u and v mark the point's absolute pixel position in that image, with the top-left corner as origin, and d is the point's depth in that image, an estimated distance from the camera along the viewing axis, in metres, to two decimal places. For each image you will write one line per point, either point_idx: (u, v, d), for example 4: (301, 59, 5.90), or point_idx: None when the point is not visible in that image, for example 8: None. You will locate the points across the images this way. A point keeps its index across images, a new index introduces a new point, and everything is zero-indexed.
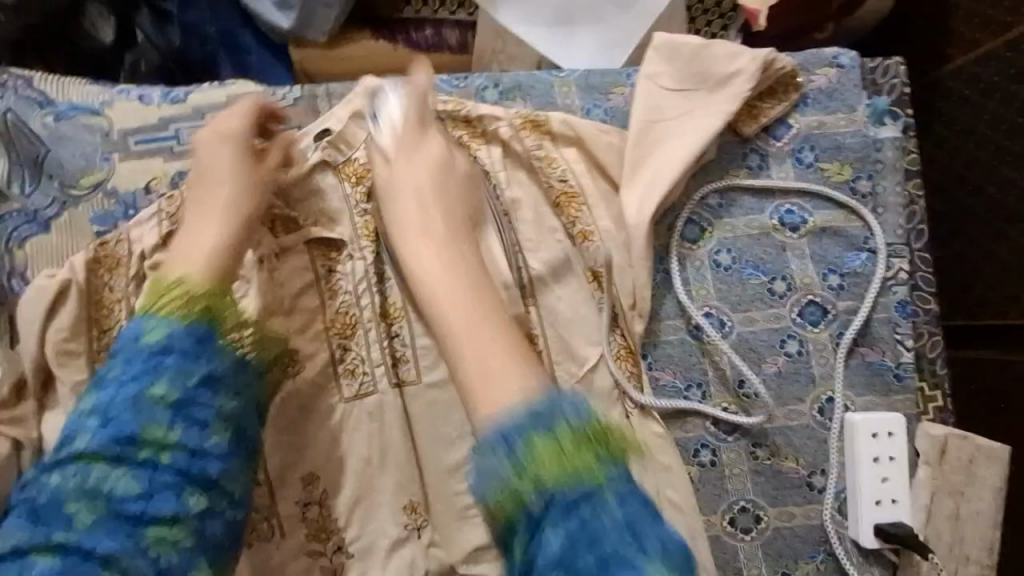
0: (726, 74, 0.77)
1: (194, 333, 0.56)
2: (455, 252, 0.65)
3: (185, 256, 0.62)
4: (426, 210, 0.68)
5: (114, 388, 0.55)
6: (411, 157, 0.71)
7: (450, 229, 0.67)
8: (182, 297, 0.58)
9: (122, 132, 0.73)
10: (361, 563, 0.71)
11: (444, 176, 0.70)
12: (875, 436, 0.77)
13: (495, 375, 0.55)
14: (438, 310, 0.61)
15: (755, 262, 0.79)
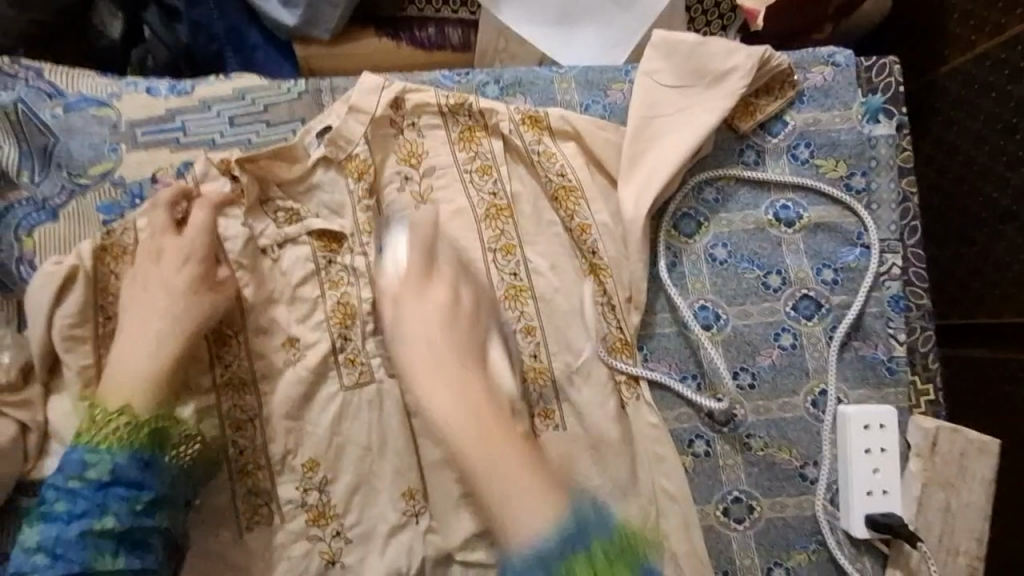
0: (722, 71, 0.78)
1: (138, 461, 0.60)
2: (476, 393, 0.59)
3: (126, 380, 0.62)
4: (446, 385, 0.59)
5: (60, 523, 0.58)
6: (416, 302, 0.63)
7: (464, 357, 0.61)
8: (126, 426, 0.60)
9: (130, 123, 0.74)
10: (360, 548, 0.73)
11: (451, 317, 0.63)
12: (867, 427, 0.78)
13: (527, 494, 0.54)
14: (465, 461, 0.57)
15: (750, 256, 0.80)
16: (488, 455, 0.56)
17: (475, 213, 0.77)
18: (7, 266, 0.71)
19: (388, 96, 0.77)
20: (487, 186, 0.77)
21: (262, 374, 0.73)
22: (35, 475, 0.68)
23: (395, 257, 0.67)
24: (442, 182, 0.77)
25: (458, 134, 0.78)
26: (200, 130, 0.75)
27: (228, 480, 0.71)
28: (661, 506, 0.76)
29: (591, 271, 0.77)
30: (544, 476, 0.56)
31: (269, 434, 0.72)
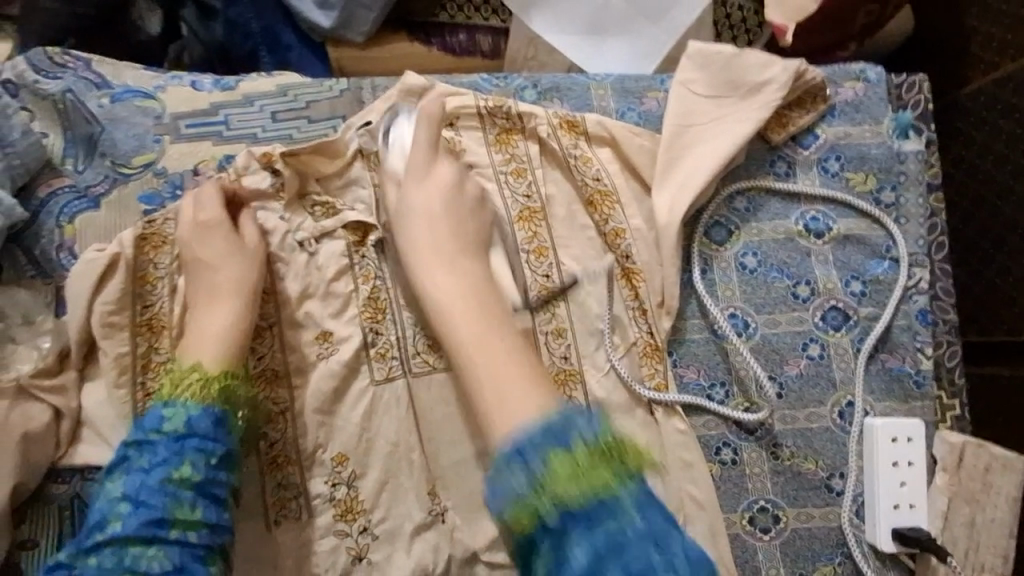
0: (757, 83, 0.79)
1: (212, 416, 0.64)
2: (466, 274, 0.70)
3: (197, 342, 0.68)
4: (442, 245, 0.72)
5: (140, 476, 0.62)
6: (423, 182, 0.74)
7: (462, 244, 0.72)
8: (199, 379, 0.65)
9: (174, 116, 0.75)
10: (386, 545, 0.72)
11: (454, 203, 0.73)
12: (894, 440, 0.78)
13: (518, 388, 0.62)
14: (451, 337, 0.67)
15: (780, 265, 0.81)
16: (475, 316, 0.68)
17: (509, 214, 0.77)
18: (48, 252, 0.71)
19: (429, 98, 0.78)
20: (521, 188, 0.78)
21: (294, 368, 0.73)
22: (67, 461, 0.69)
23: (403, 142, 0.77)
24: (478, 182, 0.78)
25: (496, 135, 0.79)
26: (242, 125, 0.76)
27: (259, 472, 0.71)
28: (687, 513, 0.76)
29: (624, 275, 0.78)
30: (536, 383, 0.63)
31: (299, 427, 0.72)
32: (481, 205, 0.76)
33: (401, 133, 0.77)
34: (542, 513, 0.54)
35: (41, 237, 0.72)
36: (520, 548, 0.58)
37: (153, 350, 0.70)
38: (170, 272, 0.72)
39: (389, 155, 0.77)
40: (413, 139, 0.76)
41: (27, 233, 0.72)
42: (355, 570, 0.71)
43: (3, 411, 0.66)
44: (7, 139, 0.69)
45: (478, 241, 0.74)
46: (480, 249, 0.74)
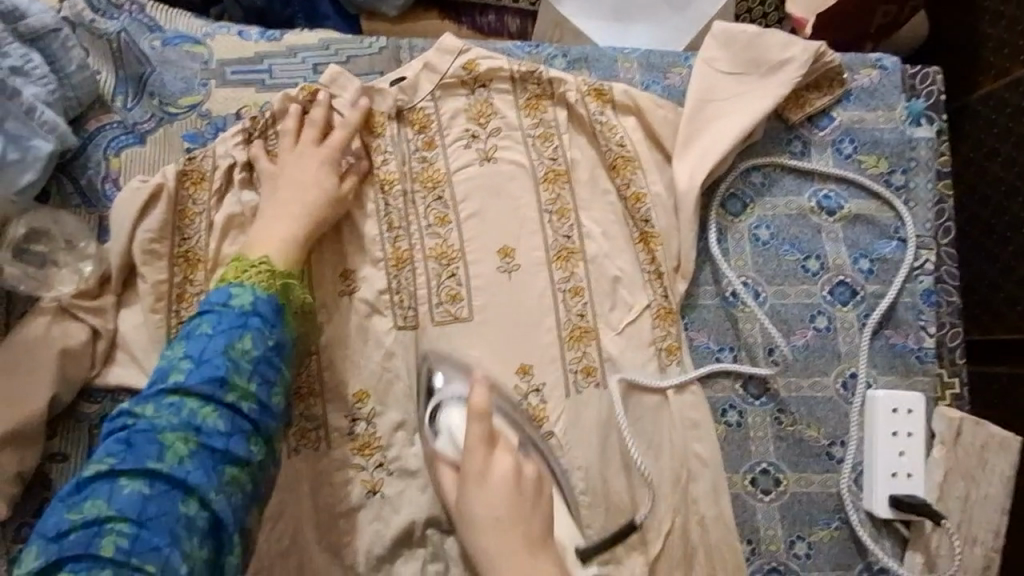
0: (778, 61, 0.83)
1: (274, 304, 0.66)
2: (540, 567, 0.61)
3: (263, 240, 0.70)
4: (513, 551, 0.61)
5: (204, 341, 0.63)
6: (479, 487, 0.64)
7: (534, 541, 0.62)
8: (266, 272, 0.67)
9: (220, 62, 0.79)
10: (398, 482, 0.74)
11: (518, 492, 0.64)
12: (895, 411, 0.81)
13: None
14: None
15: (792, 239, 0.84)
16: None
17: (535, 175, 0.81)
18: (94, 183, 0.75)
19: (464, 59, 0.81)
20: (547, 151, 0.81)
21: (322, 305, 0.76)
22: (100, 380, 0.71)
23: (451, 432, 0.70)
24: (506, 142, 0.81)
25: (527, 99, 0.82)
26: (284, 73, 0.80)
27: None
28: (692, 471, 0.78)
29: (642, 240, 0.81)
30: None
31: (324, 362, 0.76)
32: (542, 495, 0.66)
33: (451, 422, 0.70)
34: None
35: (88, 167, 0.75)
36: None
37: (187, 282, 0.73)
38: (207, 208, 0.75)
39: (437, 441, 0.70)
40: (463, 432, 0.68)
41: (75, 162, 0.75)
42: (369, 503, 0.74)
43: (44, 327, 0.70)
44: (64, 71, 0.73)
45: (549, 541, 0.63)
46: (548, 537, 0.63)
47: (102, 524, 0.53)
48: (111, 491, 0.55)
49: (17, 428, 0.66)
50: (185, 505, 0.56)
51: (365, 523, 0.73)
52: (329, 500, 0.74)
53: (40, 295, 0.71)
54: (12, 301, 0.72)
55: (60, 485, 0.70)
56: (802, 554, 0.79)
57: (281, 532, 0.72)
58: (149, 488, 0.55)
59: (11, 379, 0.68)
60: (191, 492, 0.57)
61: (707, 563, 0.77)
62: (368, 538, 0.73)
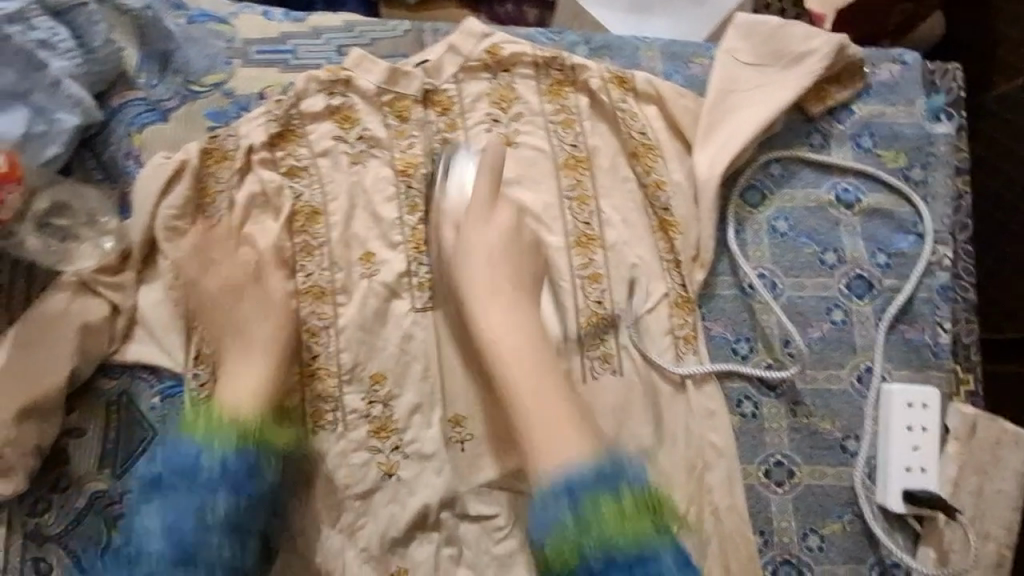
0: (800, 53, 0.83)
1: (245, 460, 0.65)
2: (519, 311, 0.73)
3: (236, 386, 0.69)
4: (507, 289, 0.74)
5: (175, 506, 0.63)
6: (483, 224, 0.75)
7: (518, 284, 0.74)
8: (238, 427, 0.66)
9: (244, 41, 0.80)
10: (413, 465, 0.74)
11: (513, 238, 0.76)
12: (909, 405, 0.81)
13: (553, 441, 0.66)
14: (510, 391, 0.69)
15: (810, 231, 0.84)
16: (529, 376, 0.69)
17: (556, 160, 0.81)
18: (116, 158, 0.75)
19: (487, 44, 0.82)
20: (568, 137, 0.81)
21: (340, 286, 0.76)
22: (118, 356, 0.71)
23: (462, 184, 0.77)
24: (528, 128, 0.81)
25: (550, 85, 0.82)
26: (309, 54, 0.80)
27: (299, 381, 0.75)
28: (706, 461, 0.78)
29: (661, 228, 0.81)
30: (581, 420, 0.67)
31: (340, 343, 0.75)
32: (534, 248, 0.77)
33: (463, 172, 0.78)
34: (584, 551, 0.61)
35: (110, 143, 0.75)
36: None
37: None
38: (229, 185, 0.75)
39: (449, 187, 0.77)
40: (474, 181, 0.77)
41: (98, 139, 0.75)
42: (384, 485, 0.74)
43: (65, 302, 0.70)
44: (90, 46, 0.73)
45: (533, 282, 0.76)
46: (533, 290, 0.75)
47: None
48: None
49: (34, 401, 0.67)
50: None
51: (380, 505, 0.73)
52: (343, 482, 0.73)
53: (63, 269, 0.71)
54: (31, 275, 0.72)
55: (79, 459, 0.70)
56: (814, 547, 0.79)
57: (293, 514, 0.72)
58: None
59: (31, 355, 0.68)
60: None
61: (720, 553, 0.77)
62: (382, 520, 0.73)
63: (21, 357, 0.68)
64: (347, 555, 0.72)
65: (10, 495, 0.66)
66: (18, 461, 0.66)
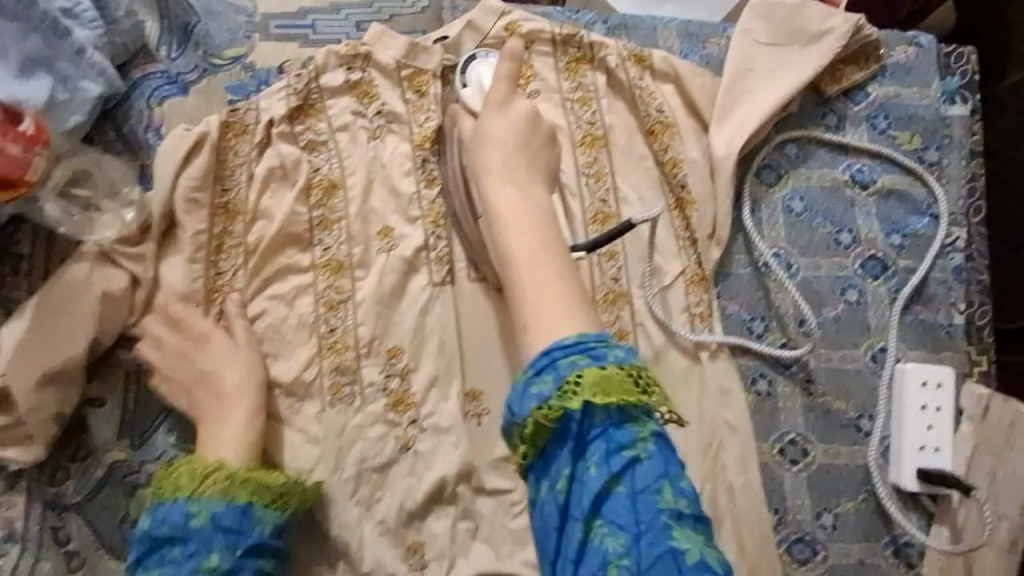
0: (817, 32, 0.83)
1: (237, 508, 0.63)
2: (529, 190, 0.69)
3: (220, 441, 0.67)
4: (515, 169, 0.69)
5: (171, 569, 0.61)
6: (498, 115, 0.72)
7: (530, 167, 0.70)
8: (224, 478, 0.64)
9: (265, 16, 0.81)
10: (430, 439, 0.74)
11: (529, 129, 0.72)
12: (925, 385, 0.81)
13: (547, 315, 0.61)
14: (509, 266, 0.65)
15: (825, 212, 0.84)
16: (531, 251, 0.64)
17: (572, 138, 0.81)
18: (136, 131, 0.75)
19: (505, 21, 0.82)
20: (585, 115, 0.82)
21: (358, 260, 0.76)
22: (138, 328, 0.71)
23: (479, 80, 0.77)
24: (546, 104, 0.81)
25: (567, 62, 0.82)
26: (328, 29, 0.81)
27: (318, 355, 0.74)
28: (722, 438, 0.79)
29: (677, 206, 0.82)
30: (579, 302, 0.62)
31: (359, 317, 0.75)
32: (551, 143, 0.73)
33: (480, 75, 0.77)
34: (567, 415, 0.56)
35: (130, 116, 0.76)
36: (526, 467, 0.59)
37: (227, 232, 0.74)
38: (248, 158, 0.75)
39: (465, 89, 0.77)
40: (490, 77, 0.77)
41: (118, 110, 0.76)
42: (401, 459, 0.74)
43: (85, 272, 0.70)
44: (112, 17, 0.74)
45: (547, 176, 0.71)
46: (546, 180, 0.71)
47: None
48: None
49: (58, 368, 0.67)
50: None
51: (396, 478, 0.73)
52: (360, 454, 0.73)
53: (83, 239, 0.71)
54: (52, 244, 0.72)
55: (97, 429, 0.70)
56: (828, 525, 0.79)
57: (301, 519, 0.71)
58: None
59: (52, 325, 0.68)
60: None
61: (735, 530, 0.77)
62: (398, 493, 0.73)
63: (41, 326, 0.68)
64: (363, 528, 0.72)
65: (28, 464, 0.66)
66: (38, 428, 0.66)
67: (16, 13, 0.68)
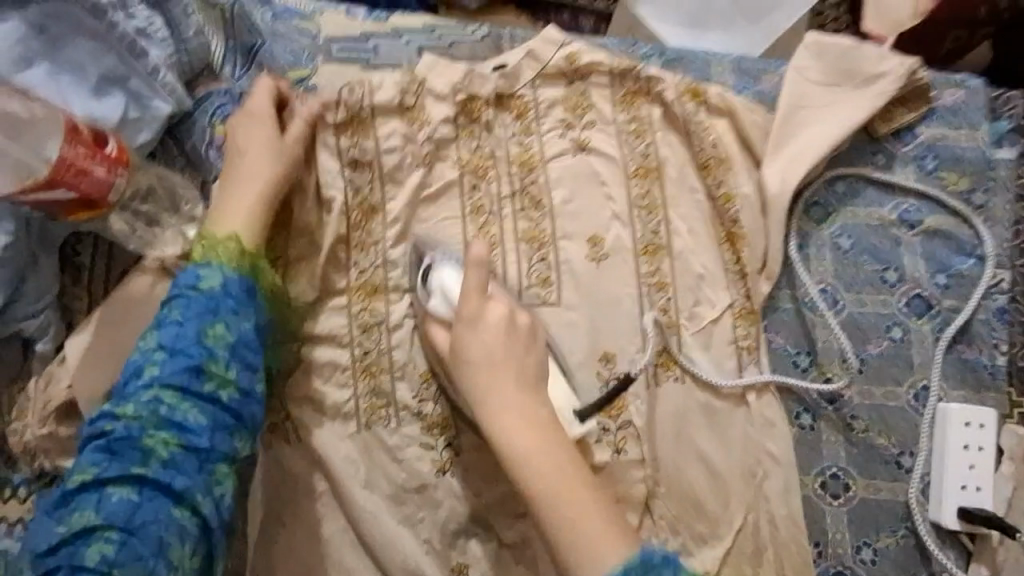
0: (872, 74, 0.85)
1: (246, 285, 0.67)
2: (533, 409, 0.66)
3: (228, 213, 0.70)
4: (505, 386, 0.67)
5: (175, 327, 0.63)
6: (477, 328, 0.69)
7: (524, 380, 0.68)
8: (234, 249, 0.67)
9: (328, 39, 0.83)
10: (476, 466, 0.75)
11: (512, 334, 0.69)
12: (967, 425, 0.81)
13: (596, 545, 0.60)
14: (534, 494, 0.63)
15: (872, 249, 0.85)
16: (561, 482, 0.63)
17: (625, 170, 0.82)
18: (198, 149, 0.75)
19: (565, 52, 0.83)
20: (639, 148, 0.83)
21: (395, 284, 0.78)
22: None
23: (443, 288, 0.73)
24: (600, 136, 0.83)
25: (625, 94, 0.84)
26: (389, 53, 0.83)
27: (352, 376, 0.76)
28: (765, 470, 0.79)
29: (727, 239, 0.83)
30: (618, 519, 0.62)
31: (395, 338, 0.77)
32: (533, 335, 0.71)
33: (445, 280, 0.73)
34: None
35: (193, 132, 0.75)
36: None
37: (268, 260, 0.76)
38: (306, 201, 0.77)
39: (431, 299, 0.73)
40: (456, 283, 0.72)
41: (181, 127, 0.75)
42: (441, 482, 0.75)
43: (149, 285, 0.71)
44: (182, 36, 0.74)
45: (538, 375, 0.69)
46: (541, 383, 0.69)
47: (91, 533, 0.55)
48: (100, 498, 0.56)
49: None
50: (175, 515, 0.58)
51: (439, 499, 0.74)
52: (404, 474, 0.74)
53: (144, 254, 0.71)
54: (112, 258, 0.73)
55: None
56: (868, 559, 0.80)
57: (340, 530, 0.73)
58: (135, 497, 0.57)
59: (119, 334, 0.69)
60: (180, 500, 0.58)
61: (777, 560, 0.77)
62: (440, 515, 0.74)
63: (109, 336, 0.69)
64: (408, 547, 0.72)
65: None
66: None
67: (97, 33, 0.68)
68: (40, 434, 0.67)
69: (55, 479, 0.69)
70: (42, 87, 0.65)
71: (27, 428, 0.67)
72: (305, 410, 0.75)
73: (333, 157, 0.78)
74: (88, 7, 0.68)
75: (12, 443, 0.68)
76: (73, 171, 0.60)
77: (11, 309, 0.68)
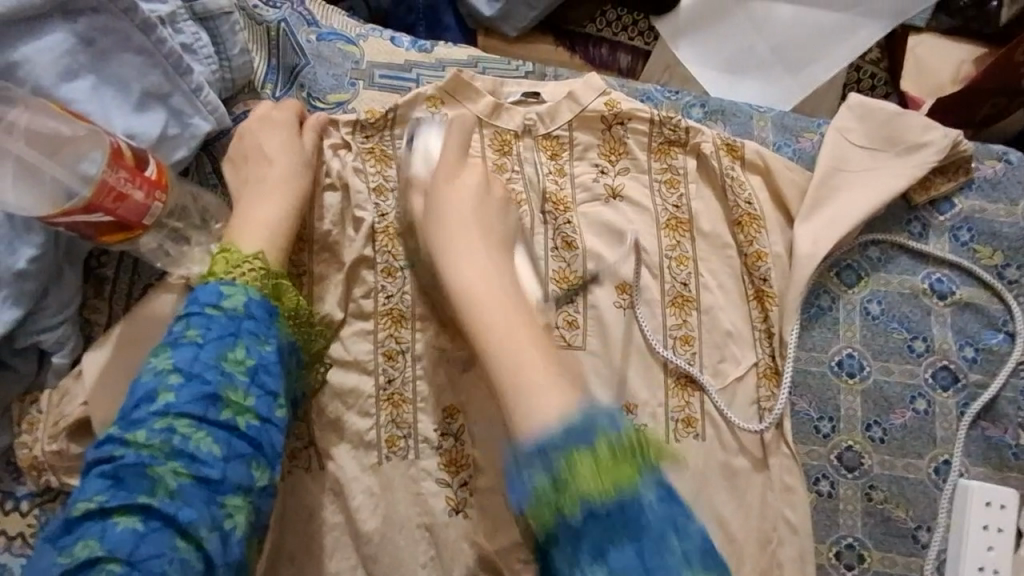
0: (917, 142, 0.84)
1: (267, 308, 0.65)
2: (496, 264, 0.68)
3: (248, 228, 0.69)
4: (470, 239, 0.69)
5: (193, 350, 0.61)
6: (450, 183, 0.73)
7: (490, 241, 0.70)
8: (258, 267, 0.66)
9: (371, 65, 0.83)
10: (487, 511, 0.73)
11: (484, 196, 0.73)
12: (988, 504, 0.79)
13: (539, 386, 0.57)
14: (483, 334, 0.63)
15: (901, 317, 0.84)
16: (507, 325, 0.62)
17: (658, 220, 0.82)
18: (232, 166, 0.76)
19: (604, 98, 0.83)
20: (672, 198, 0.83)
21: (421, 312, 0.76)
22: None
23: (427, 149, 0.77)
24: (633, 184, 0.83)
25: (662, 142, 0.83)
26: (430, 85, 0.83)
27: (375, 404, 0.75)
28: (779, 536, 0.77)
29: (756, 297, 0.82)
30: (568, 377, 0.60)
31: (417, 370, 0.76)
32: (506, 204, 0.75)
33: (429, 141, 0.77)
34: (562, 511, 0.52)
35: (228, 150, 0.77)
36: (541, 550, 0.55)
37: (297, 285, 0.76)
38: (334, 225, 0.77)
39: (413, 162, 0.77)
40: (439, 145, 0.76)
41: (217, 144, 0.77)
42: (453, 522, 0.73)
43: (171, 304, 0.69)
44: (227, 53, 0.74)
45: (504, 238, 0.71)
46: (505, 249, 0.71)
47: (93, 566, 0.52)
48: (104, 529, 0.53)
49: None
50: (179, 548, 0.54)
51: (447, 543, 0.72)
52: (413, 515, 0.73)
53: (169, 271, 0.70)
54: (137, 273, 0.72)
55: None
56: None
57: (344, 568, 0.72)
58: (140, 528, 0.53)
59: (138, 351, 0.68)
60: (186, 533, 0.55)
61: None
62: (446, 560, 0.72)
63: (128, 351, 0.68)
64: None
65: None
66: None
67: (144, 48, 0.67)
68: (49, 450, 0.66)
69: (60, 497, 0.68)
70: (85, 101, 0.65)
71: (37, 443, 0.66)
72: (319, 441, 0.74)
73: (367, 183, 0.79)
74: (137, 22, 0.67)
75: (19, 456, 0.66)
76: (113, 196, 0.60)
77: (30, 321, 0.67)
